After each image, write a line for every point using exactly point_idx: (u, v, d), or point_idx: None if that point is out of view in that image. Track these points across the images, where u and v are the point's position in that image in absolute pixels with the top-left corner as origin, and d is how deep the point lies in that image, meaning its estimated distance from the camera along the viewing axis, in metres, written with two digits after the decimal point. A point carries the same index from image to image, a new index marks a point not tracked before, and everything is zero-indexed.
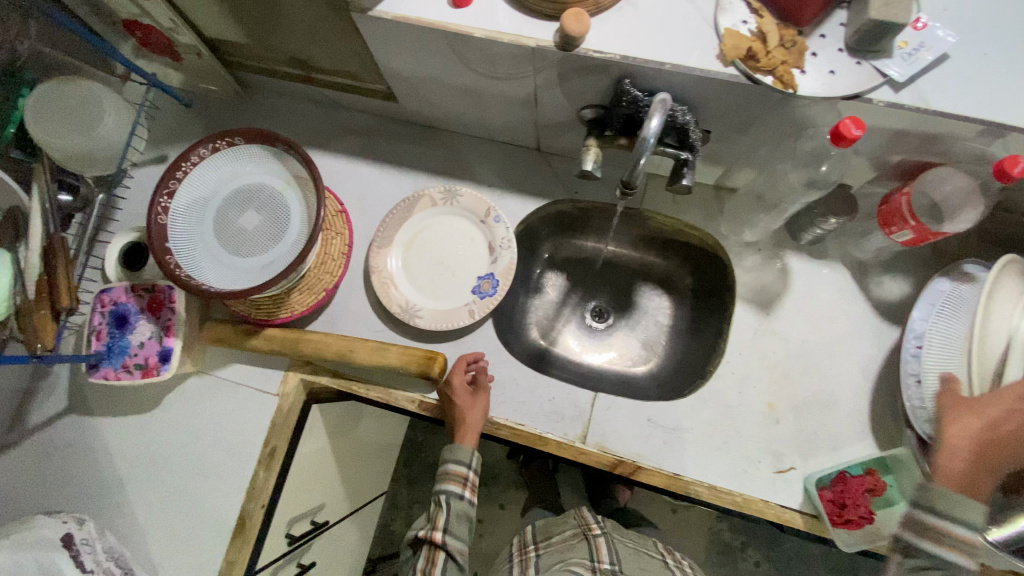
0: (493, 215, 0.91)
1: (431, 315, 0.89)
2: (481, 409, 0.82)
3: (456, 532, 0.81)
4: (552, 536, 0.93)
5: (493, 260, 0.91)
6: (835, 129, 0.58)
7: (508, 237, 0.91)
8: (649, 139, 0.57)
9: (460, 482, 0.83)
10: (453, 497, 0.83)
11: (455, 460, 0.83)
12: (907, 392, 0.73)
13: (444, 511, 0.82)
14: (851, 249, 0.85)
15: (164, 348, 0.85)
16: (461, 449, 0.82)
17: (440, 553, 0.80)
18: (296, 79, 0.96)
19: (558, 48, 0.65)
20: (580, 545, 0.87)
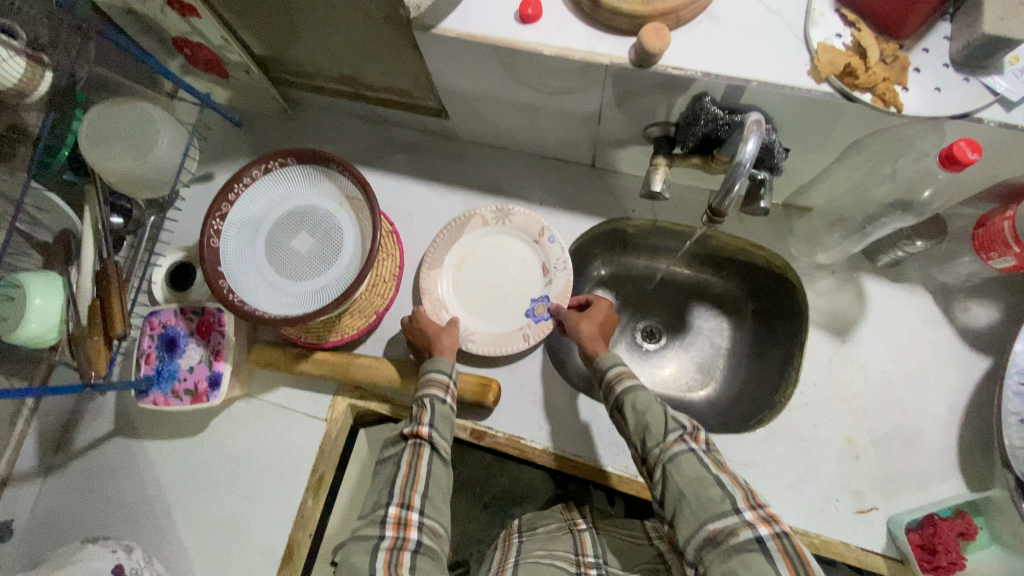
0: (547, 235, 0.88)
1: (485, 340, 0.85)
2: (455, 335, 0.79)
3: (444, 431, 0.67)
4: (536, 527, 0.87)
5: (548, 281, 0.87)
6: (947, 150, 0.53)
7: (563, 258, 0.87)
8: (744, 163, 0.53)
9: (443, 386, 0.71)
10: (436, 400, 0.69)
11: (436, 366, 0.72)
12: (1006, 431, 0.67)
13: (428, 410, 0.68)
14: (934, 273, 0.80)
15: (213, 373, 0.84)
16: (440, 358, 0.74)
17: (425, 450, 0.65)
18: (344, 94, 0.93)
19: (633, 64, 0.61)
20: (564, 537, 0.81)
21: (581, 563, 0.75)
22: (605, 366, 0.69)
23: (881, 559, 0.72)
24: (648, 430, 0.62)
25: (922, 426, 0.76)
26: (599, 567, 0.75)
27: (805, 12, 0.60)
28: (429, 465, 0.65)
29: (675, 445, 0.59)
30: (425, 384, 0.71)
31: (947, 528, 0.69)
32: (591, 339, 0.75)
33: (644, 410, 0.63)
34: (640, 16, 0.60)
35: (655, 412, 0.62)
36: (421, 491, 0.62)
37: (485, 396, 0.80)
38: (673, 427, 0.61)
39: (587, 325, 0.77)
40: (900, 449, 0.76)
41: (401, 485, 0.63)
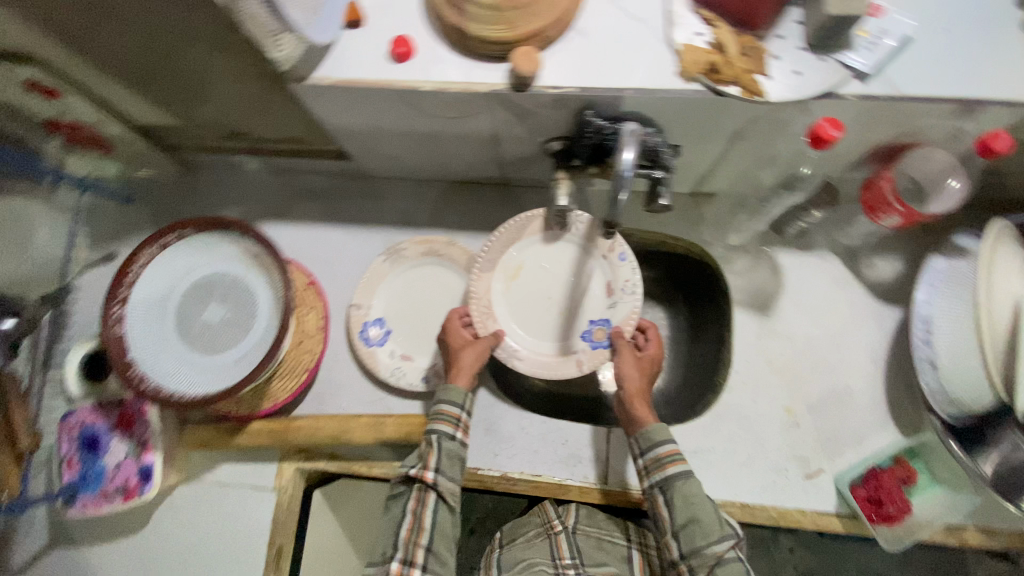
0: (618, 251, 0.79)
1: (532, 359, 0.79)
2: (475, 352, 0.75)
3: (450, 473, 0.70)
4: (516, 537, 0.87)
5: (612, 304, 0.80)
6: (812, 131, 0.55)
7: (633, 280, 0.78)
8: (627, 172, 0.54)
9: (453, 422, 0.72)
10: (444, 438, 0.71)
11: (448, 399, 0.72)
12: (923, 376, 0.72)
13: (434, 451, 0.70)
14: (838, 237, 0.84)
15: (143, 465, 0.80)
16: (454, 389, 0.73)
17: (430, 497, 0.69)
18: (241, 151, 0.90)
19: (512, 89, 0.61)
20: (541, 544, 0.83)
21: (558, 568, 0.80)
22: (652, 442, 0.69)
23: (836, 518, 0.75)
24: (699, 524, 0.64)
25: (851, 383, 0.80)
26: (577, 568, 0.79)
27: (666, 16, 0.62)
28: (434, 514, 0.69)
29: (728, 549, 0.63)
30: (435, 415, 0.72)
31: (885, 480, 0.73)
32: (636, 397, 0.72)
33: (696, 502, 0.65)
34: (509, 42, 0.60)
35: (706, 507, 0.65)
36: (423, 544, 0.67)
37: None
38: (721, 532, 0.64)
39: (631, 375, 0.73)
40: (836, 409, 0.79)
41: (406, 535, 0.68)
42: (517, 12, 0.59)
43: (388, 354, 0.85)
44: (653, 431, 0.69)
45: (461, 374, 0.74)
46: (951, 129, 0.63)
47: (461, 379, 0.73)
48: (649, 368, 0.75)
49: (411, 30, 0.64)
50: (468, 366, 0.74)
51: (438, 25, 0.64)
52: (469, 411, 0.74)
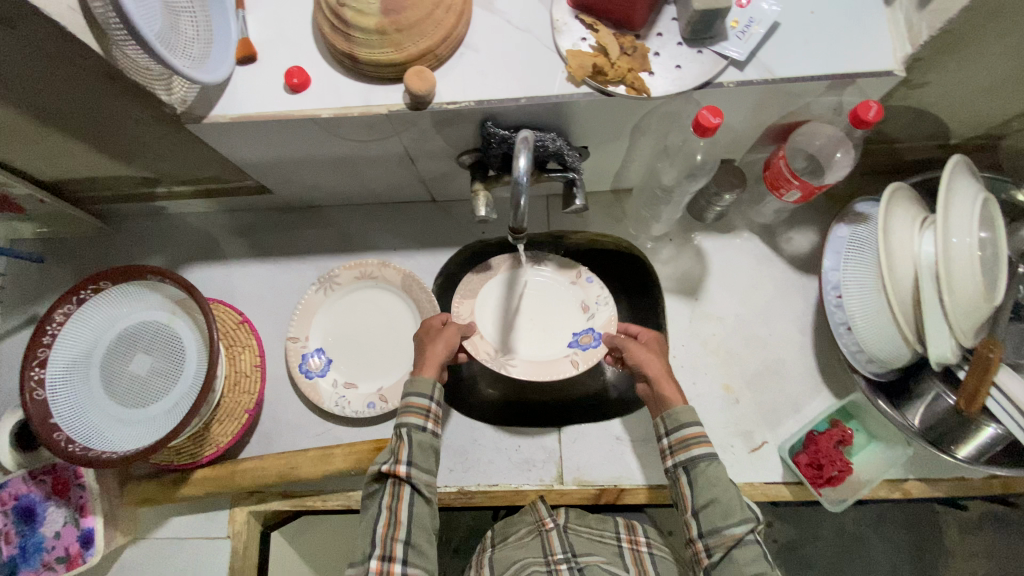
0: (585, 274, 0.85)
1: (531, 366, 0.80)
2: (445, 343, 0.74)
3: (424, 466, 0.67)
4: (508, 536, 0.79)
5: (589, 317, 0.84)
6: (695, 121, 0.58)
7: (604, 295, 0.84)
8: (523, 176, 0.55)
9: (422, 414, 0.68)
10: (415, 430, 0.67)
11: (415, 390, 0.69)
12: (842, 340, 0.75)
13: (406, 443, 0.67)
14: (753, 216, 0.87)
15: (84, 530, 0.76)
16: (420, 378, 0.70)
17: (406, 490, 0.65)
18: (160, 195, 0.89)
19: (410, 108, 0.62)
20: (533, 542, 0.75)
21: (551, 564, 0.72)
22: (682, 424, 0.67)
23: (783, 486, 0.77)
24: (720, 506, 0.63)
25: (782, 354, 0.83)
26: (569, 562, 0.72)
27: (551, 24, 0.64)
28: (410, 508, 0.65)
29: (749, 532, 0.62)
30: (403, 408, 0.69)
31: (824, 441, 0.74)
32: (663, 380, 0.71)
33: (718, 483, 0.64)
34: (399, 63, 0.61)
35: (731, 491, 0.64)
36: (401, 539, 0.63)
37: None
38: (745, 517, 0.63)
39: (657, 362, 0.72)
40: (770, 381, 0.82)
41: (383, 531, 0.64)
42: (403, 33, 0.61)
43: (331, 384, 0.84)
44: (683, 411, 0.67)
45: (427, 362, 0.72)
46: (832, 104, 0.67)
47: (427, 369, 0.71)
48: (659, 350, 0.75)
49: (306, 62, 0.65)
50: (441, 354, 0.73)
51: (332, 54, 0.65)
52: (439, 400, 0.71)
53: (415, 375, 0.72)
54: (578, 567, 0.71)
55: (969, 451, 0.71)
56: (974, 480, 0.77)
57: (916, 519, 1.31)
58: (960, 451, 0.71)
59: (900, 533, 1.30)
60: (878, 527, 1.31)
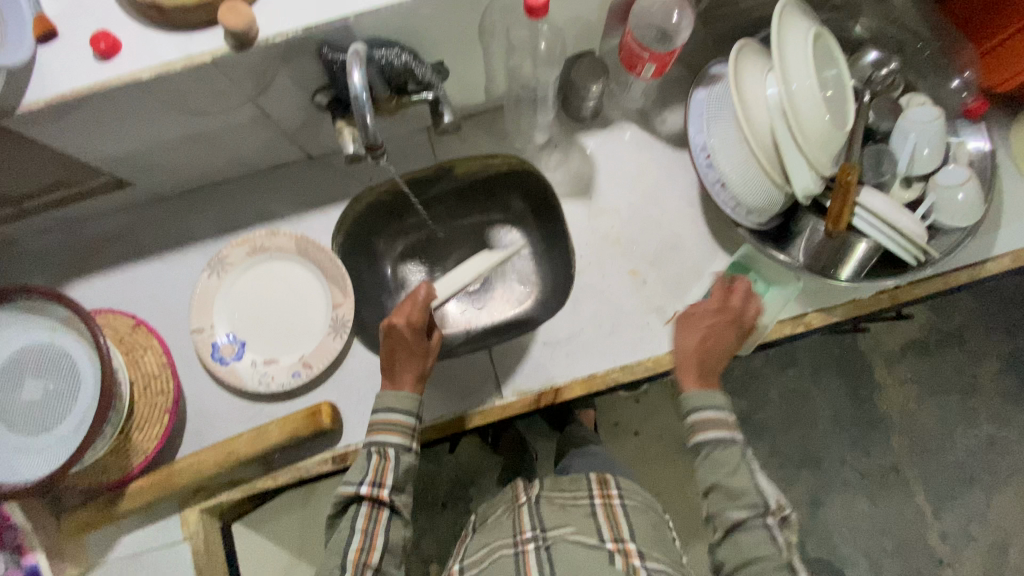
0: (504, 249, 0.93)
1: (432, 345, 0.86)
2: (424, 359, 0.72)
3: (404, 487, 0.69)
4: (488, 518, 0.82)
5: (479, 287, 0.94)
6: (524, 3, 0.58)
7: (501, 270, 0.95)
8: (361, 94, 0.54)
9: (406, 433, 0.70)
10: (401, 450, 0.69)
11: (398, 408, 0.70)
12: (719, 199, 0.78)
13: (390, 465, 0.68)
14: (628, 102, 0.89)
15: (28, 567, 0.75)
16: (405, 396, 0.70)
17: (383, 512, 0.68)
18: (9, 218, 0.82)
19: (235, 50, 0.59)
20: (506, 522, 0.77)
21: (518, 543, 0.71)
22: (692, 409, 0.71)
23: None
24: (722, 492, 0.67)
25: (678, 227, 0.86)
26: (538, 540, 0.71)
27: None
28: (385, 533, 0.68)
29: (750, 518, 0.66)
30: (384, 422, 0.70)
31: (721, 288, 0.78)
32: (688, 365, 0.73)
33: (724, 468, 0.68)
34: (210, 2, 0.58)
35: (739, 476, 0.67)
36: (373, 565, 0.66)
37: (319, 422, 0.77)
38: (749, 504, 0.66)
39: (687, 346, 0.74)
40: (672, 255, 0.86)
41: (355, 555, 0.65)
42: None
43: (250, 365, 0.82)
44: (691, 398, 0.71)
45: (413, 378, 0.72)
46: None
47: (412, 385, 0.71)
48: (710, 341, 0.73)
49: (113, 26, 0.61)
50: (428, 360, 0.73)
51: (136, 9, 0.60)
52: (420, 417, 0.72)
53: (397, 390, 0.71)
54: (546, 545, 0.70)
55: (849, 273, 0.77)
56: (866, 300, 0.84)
57: (848, 363, 1.43)
58: (843, 274, 0.77)
59: (836, 378, 1.42)
60: (815, 378, 1.42)
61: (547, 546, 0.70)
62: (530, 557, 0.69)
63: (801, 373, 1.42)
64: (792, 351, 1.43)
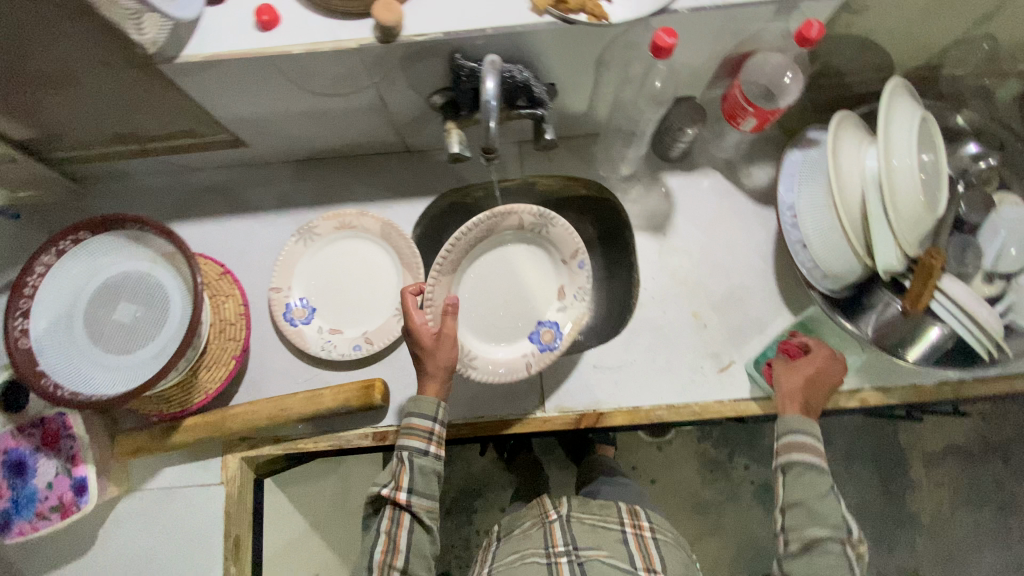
0: (578, 257, 0.83)
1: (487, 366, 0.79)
2: (446, 350, 0.70)
3: (425, 492, 0.69)
4: (514, 530, 0.85)
5: (561, 305, 0.85)
6: (653, 43, 0.62)
7: (583, 288, 0.84)
8: (491, 101, 0.58)
9: (424, 437, 0.70)
10: (416, 454, 0.70)
11: (419, 412, 0.70)
12: (798, 258, 0.79)
13: (406, 469, 0.69)
14: (717, 151, 0.91)
15: (76, 479, 0.78)
16: (424, 401, 0.70)
17: (405, 517, 0.68)
18: (132, 155, 0.89)
19: (380, 42, 0.65)
20: (537, 532, 0.79)
21: (552, 555, 0.74)
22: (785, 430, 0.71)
23: (752, 402, 0.82)
24: (802, 520, 0.67)
25: (746, 279, 0.87)
26: (570, 554, 0.73)
27: None
28: (408, 533, 0.68)
29: (829, 542, 0.66)
30: (408, 428, 0.71)
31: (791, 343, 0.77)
32: (793, 394, 0.72)
33: (810, 489, 0.68)
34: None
35: (828, 506, 0.67)
36: (398, 566, 0.67)
37: (370, 397, 0.80)
38: (833, 525, 0.67)
39: (790, 386, 0.72)
40: (737, 305, 0.86)
41: (380, 556, 0.67)
42: None
43: (316, 331, 0.87)
44: (784, 421, 0.71)
45: (431, 384, 0.71)
46: (781, 29, 0.71)
47: (430, 391, 0.71)
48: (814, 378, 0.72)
49: (277, 2, 0.67)
50: (447, 362, 0.70)
51: None
52: (442, 423, 0.71)
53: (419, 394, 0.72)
54: (579, 560, 0.72)
55: (918, 355, 0.76)
56: (925, 387, 0.83)
57: (884, 457, 1.40)
58: (912, 355, 0.76)
59: (869, 469, 1.39)
60: (849, 465, 1.40)
61: (580, 560, 0.72)
62: (564, 566, 0.72)
63: (834, 456, 1.40)
64: (827, 431, 1.41)
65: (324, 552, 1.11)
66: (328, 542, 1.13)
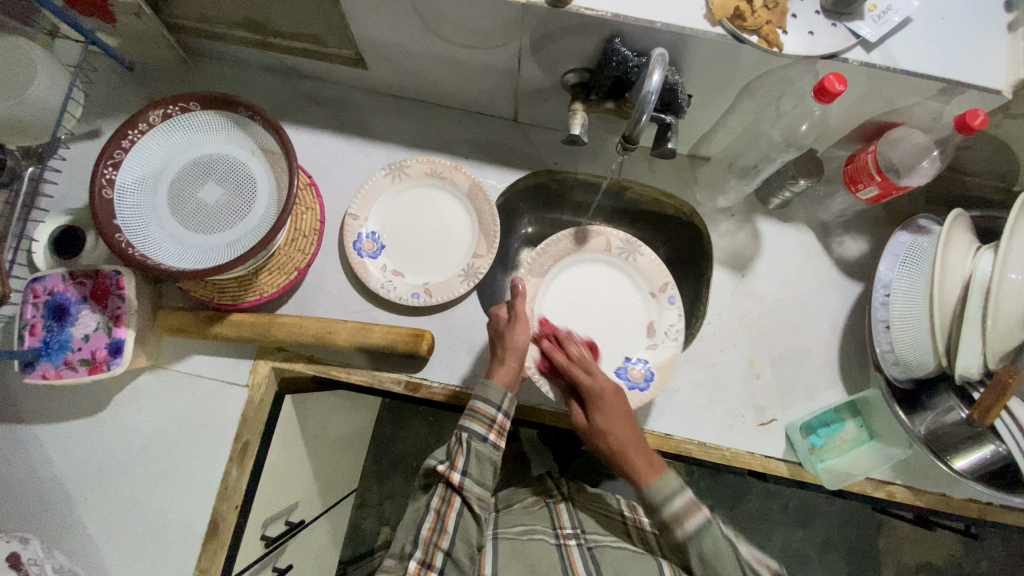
0: (668, 292, 0.84)
1: (563, 382, 0.78)
2: (523, 334, 0.74)
3: (477, 478, 0.69)
4: (513, 503, 0.88)
5: (652, 344, 0.82)
6: (819, 85, 0.61)
7: (676, 324, 0.82)
8: (651, 95, 0.57)
9: (486, 423, 0.69)
10: (476, 439, 0.69)
11: (485, 397, 0.70)
12: (877, 338, 0.79)
13: (464, 452, 0.69)
14: (816, 211, 0.90)
15: (114, 340, 0.77)
16: (493, 386, 0.70)
17: (456, 498, 0.69)
18: (250, 43, 0.88)
19: (548, 4, 0.63)
20: (541, 512, 0.84)
21: (560, 537, 0.78)
22: (665, 498, 0.64)
23: (782, 463, 0.82)
24: None
25: (809, 344, 0.87)
26: (579, 539, 0.78)
27: None
28: (457, 517, 0.69)
29: (698, 521, 0.63)
30: (470, 412, 0.70)
31: (552, 348, 0.76)
32: (631, 453, 0.66)
33: (710, 560, 0.61)
34: None
35: (725, 559, 0.61)
36: (442, 548, 0.67)
37: (418, 347, 0.78)
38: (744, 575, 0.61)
39: (625, 431, 0.68)
40: (793, 366, 0.86)
41: (427, 534, 0.67)
42: None
43: (380, 268, 0.87)
44: (654, 492, 0.64)
45: (502, 369, 0.72)
46: (934, 110, 0.70)
47: (501, 376, 0.72)
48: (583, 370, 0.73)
49: None
50: (522, 345, 0.73)
51: None
52: (507, 412, 0.71)
53: (488, 380, 0.72)
54: (588, 545, 0.77)
55: (963, 464, 0.76)
56: (954, 499, 0.82)
57: (859, 553, 1.41)
58: (956, 463, 0.76)
59: (841, 559, 1.41)
60: (822, 552, 1.41)
61: (589, 547, 0.76)
62: (572, 550, 0.76)
63: (811, 537, 1.41)
64: (811, 511, 1.42)
65: (309, 482, 1.11)
66: (314, 476, 1.13)
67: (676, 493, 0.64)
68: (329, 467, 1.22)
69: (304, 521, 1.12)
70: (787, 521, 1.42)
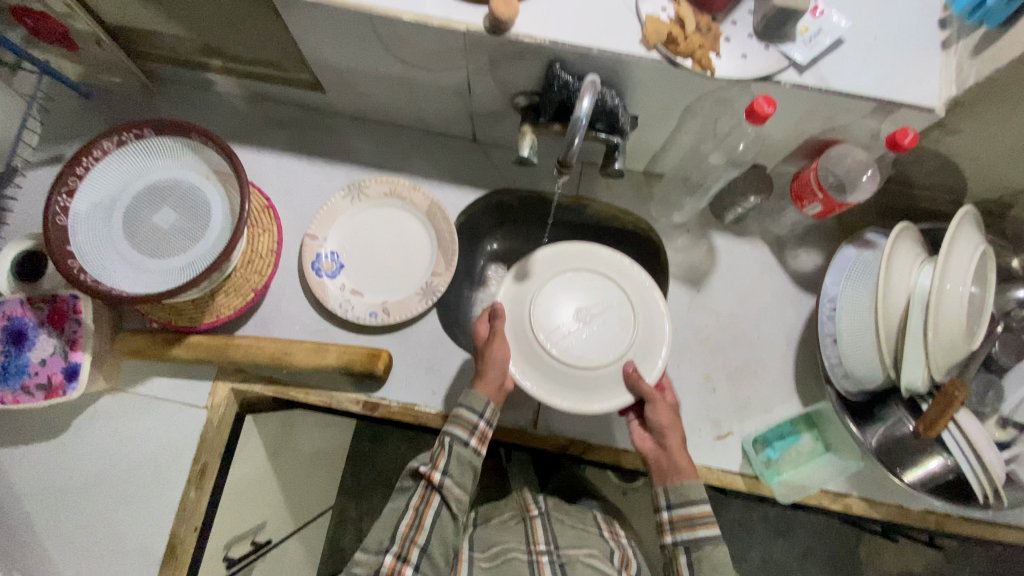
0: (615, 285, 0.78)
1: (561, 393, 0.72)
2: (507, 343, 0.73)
3: (457, 480, 0.70)
4: (491, 519, 0.89)
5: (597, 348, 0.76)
6: (750, 106, 0.62)
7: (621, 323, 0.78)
8: (582, 119, 0.59)
9: (468, 428, 0.71)
10: (458, 443, 0.70)
11: (469, 406, 0.71)
12: (825, 351, 0.80)
13: (446, 453, 0.70)
14: (771, 226, 0.92)
15: (70, 364, 0.77)
16: (476, 395, 0.72)
17: (435, 497, 0.69)
18: (211, 68, 0.90)
19: (488, 32, 0.65)
20: (517, 527, 0.84)
21: (533, 553, 0.77)
22: (688, 501, 0.69)
23: (739, 477, 0.82)
24: None
25: (765, 357, 0.87)
26: (551, 554, 0.77)
27: None
28: (435, 515, 0.69)
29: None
30: (453, 418, 0.72)
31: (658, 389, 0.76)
32: (679, 455, 0.71)
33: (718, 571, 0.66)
34: None
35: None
36: (419, 544, 0.67)
37: (373, 366, 0.79)
38: None
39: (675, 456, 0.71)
40: (748, 379, 0.87)
41: (405, 530, 0.67)
42: None
43: (339, 287, 0.87)
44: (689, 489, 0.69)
45: (485, 383, 0.72)
46: (871, 128, 0.72)
47: (483, 388, 0.72)
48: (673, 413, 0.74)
49: None
50: (502, 359, 0.72)
51: None
52: (487, 420, 0.72)
53: (473, 391, 0.73)
54: (560, 561, 0.76)
55: (913, 477, 0.76)
56: (911, 510, 0.82)
57: (839, 563, 1.41)
58: (907, 476, 0.76)
59: (821, 569, 1.40)
60: (802, 563, 1.40)
61: (561, 562, 0.76)
62: (545, 566, 0.75)
63: (790, 548, 1.41)
64: (791, 522, 1.41)
65: (278, 500, 1.11)
66: (283, 495, 1.13)
67: (694, 501, 0.69)
68: (300, 485, 1.22)
69: (273, 540, 1.12)
70: (767, 532, 1.41)
